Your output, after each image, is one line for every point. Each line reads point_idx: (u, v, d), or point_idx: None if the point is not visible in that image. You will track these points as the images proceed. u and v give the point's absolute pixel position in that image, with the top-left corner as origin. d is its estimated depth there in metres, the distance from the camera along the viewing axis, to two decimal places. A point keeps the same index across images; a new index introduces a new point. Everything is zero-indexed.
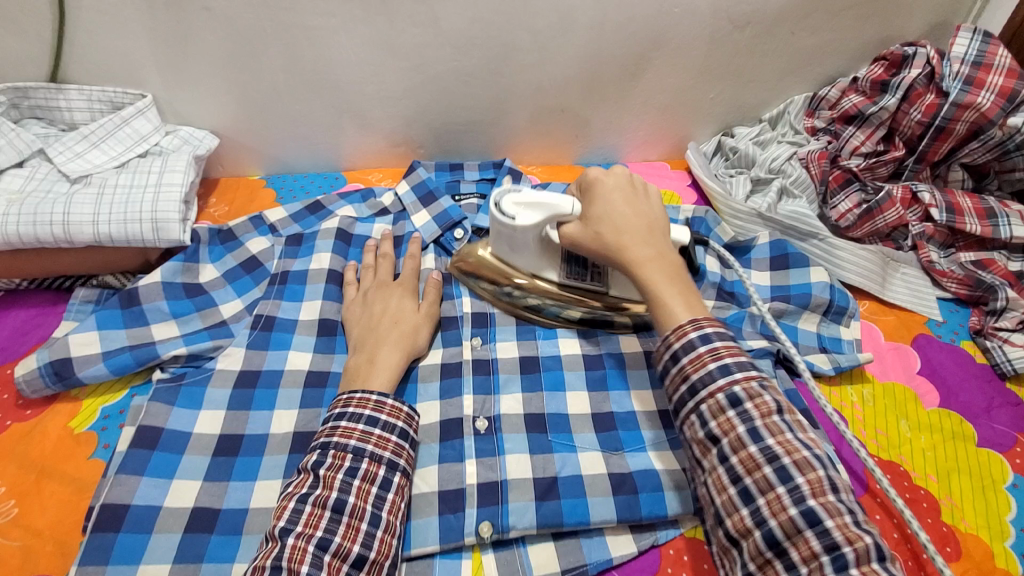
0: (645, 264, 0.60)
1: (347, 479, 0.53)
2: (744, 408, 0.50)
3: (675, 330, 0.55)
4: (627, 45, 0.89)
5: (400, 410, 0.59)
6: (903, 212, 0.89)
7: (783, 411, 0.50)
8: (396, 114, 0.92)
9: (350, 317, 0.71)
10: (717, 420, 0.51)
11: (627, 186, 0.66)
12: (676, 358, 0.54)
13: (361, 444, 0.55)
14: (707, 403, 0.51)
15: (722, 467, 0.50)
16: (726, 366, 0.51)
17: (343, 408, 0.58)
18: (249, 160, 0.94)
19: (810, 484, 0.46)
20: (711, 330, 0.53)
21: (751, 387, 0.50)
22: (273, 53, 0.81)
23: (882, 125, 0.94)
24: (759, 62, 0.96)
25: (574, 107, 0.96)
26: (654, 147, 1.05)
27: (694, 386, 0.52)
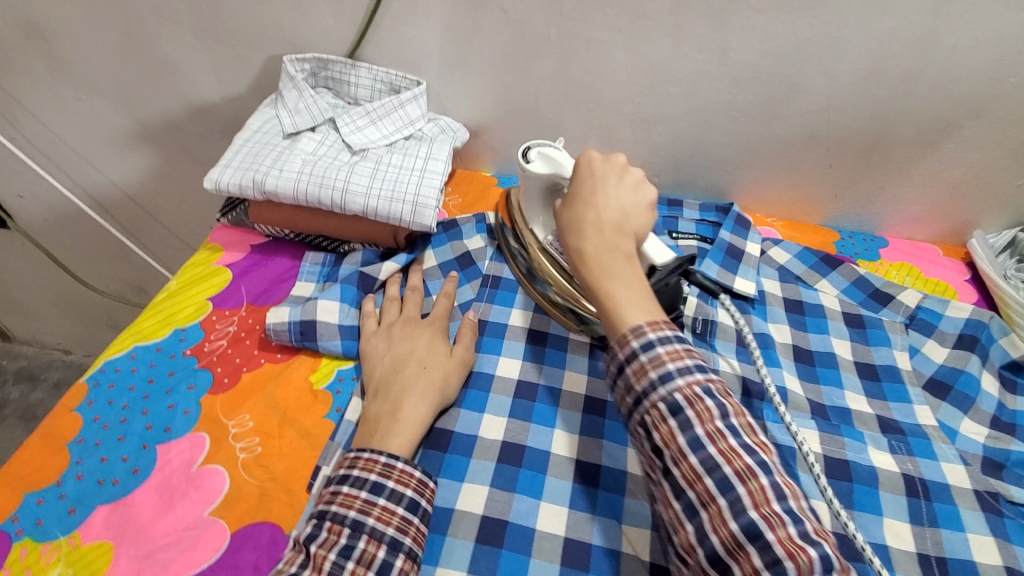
0: (594, 258, 0.58)
1: (339, 560, 0.47)
2: (684, 416, 0.46)
3: (619, 341, 0.51)
4: (938, 108, 0.76)
5: (375, 462, 0.52)
6: None
7: (729, 416, 0.46)
8: (643, 138, 0.88)
9: (368, 353, 0.64)
10: (659, 429, 0.47)
11: (614, 176, 0.64)
12: (621, 369, 0.50)
13: (360, 516, 0.49)
14: (650, 412, 0.48)
15: (666, 481, 0.46)
16: (667, 372, 0.48)
17: (347, 472, 0.52)
18: (486, 157, 0.96)
19: (751, 495, 0.42)
20: (652, 337, 0.49)
21: (692, 394, 0.47)
22: (547, 60, 0.81)
23: None
24: None
25: (843, 166, 0.85)
26: (922, 226, 0.90)
27: (638, 397, 0.49)
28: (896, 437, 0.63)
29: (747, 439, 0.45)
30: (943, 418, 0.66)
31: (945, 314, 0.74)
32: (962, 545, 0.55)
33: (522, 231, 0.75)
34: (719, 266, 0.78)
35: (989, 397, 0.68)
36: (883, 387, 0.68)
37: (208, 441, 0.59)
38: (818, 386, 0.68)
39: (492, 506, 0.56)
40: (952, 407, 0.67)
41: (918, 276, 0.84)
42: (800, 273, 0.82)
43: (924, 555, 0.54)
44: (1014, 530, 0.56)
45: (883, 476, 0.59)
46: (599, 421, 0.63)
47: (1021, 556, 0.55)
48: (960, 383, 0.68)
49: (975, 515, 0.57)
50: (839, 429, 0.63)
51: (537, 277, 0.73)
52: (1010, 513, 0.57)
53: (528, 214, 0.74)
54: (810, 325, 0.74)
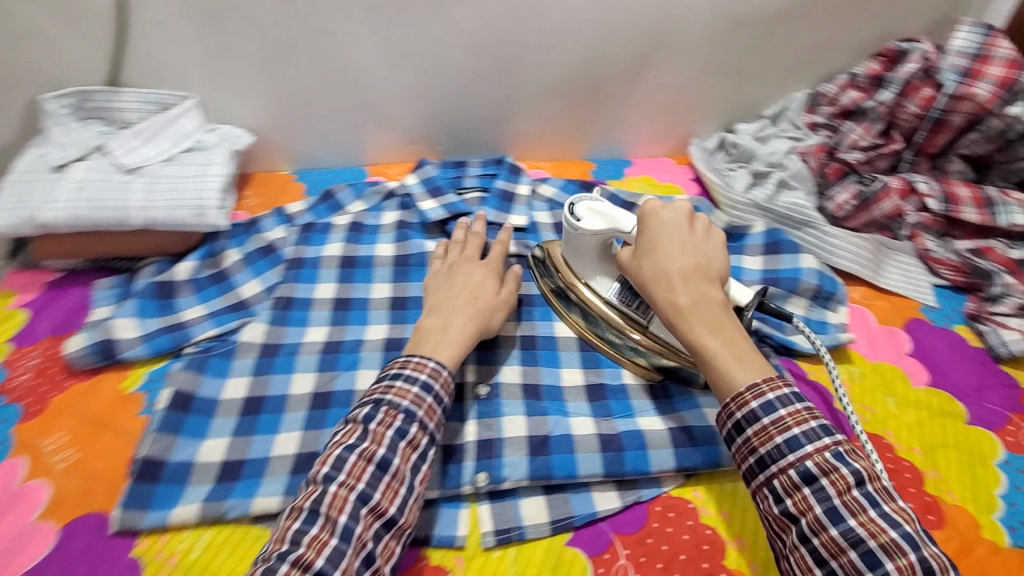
0: (689, 312, 0.59)
1: (394, 437, 0.56)
2: (819, 484, 0.50)
3: (735, 398, 0.54)
4: (631, 46, 0.95)
5: (424, 364, 0.62)
6: (899, 202, 0.90)
7: (865, 482, 0.50)
8: (413, 112, 0.99)
9: (432, 284, 0.75)
10: (793, 498, 0.51)
11: (684, 222, 0.65)
12: (741, 429, 0.54)
13: (413, 406, 0.58)
14: (779, 478, 0.52)
15: (805, 549, 0.49)
16: (770, 406, 0.53)
17: (382, 395, 0.59)
18: (279, 157, 1.02)
19: (900, 571, 0.46)
20: (773, 398, 0.53)
21: (824, 461, 0.50)
22: (303, 57, 0.90)
23: (879, 119, 0.97)
24: (759, 61, 1.00)
25: (581, 105, 1.02)
26: (657, 144, 1.10)
27: (763, 459, 0.53)
28: None
29: (886, 508, 0.48)
30: None
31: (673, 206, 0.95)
32: None
33: (577, 286, 0.74)
34: (495, 210, 0.94)
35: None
36: None
37: (25, 463, 0.62)
38: None
39: (305, 443, 0.64)
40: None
41: (653, 183, 1.04)
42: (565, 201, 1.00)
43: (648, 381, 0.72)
44: None
45: None
46: (396, 355, 0.74)
47: None
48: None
49: None
50: None
51: (569, 297, 0.77)
52: None
53: (579, 267, 0.74)
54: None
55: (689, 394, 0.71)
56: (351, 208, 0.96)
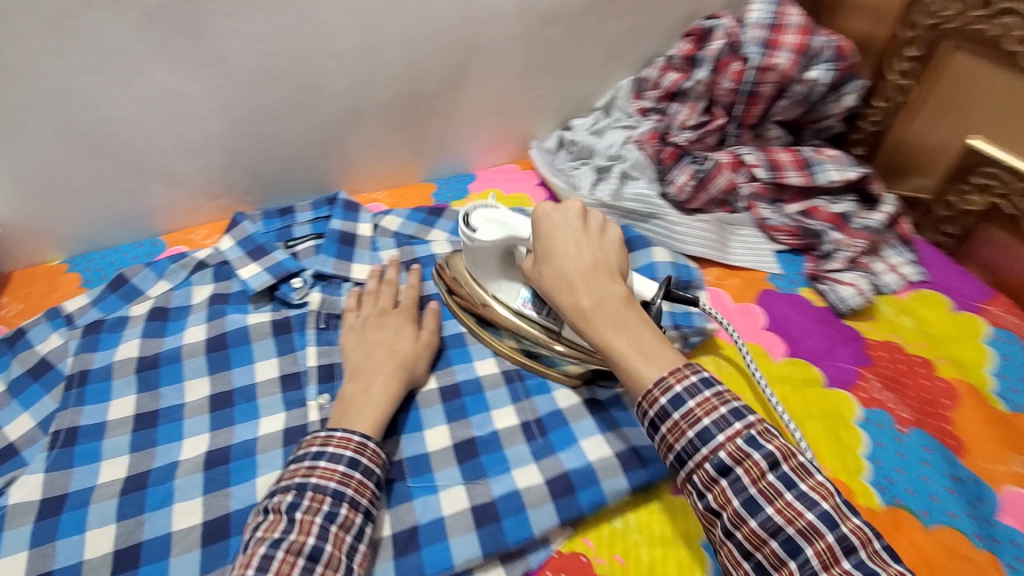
0: (592, 312, 0.57)
1: (324, 522, 0.50)
2: (735, 475, 0.48)
3: (645, 396, 0.52)
4: (443, 57, 0.88)
5: (349, 439, 0.56)
6: (731, 177, 0.92)
7: (780, 464, 0.47)
8: (209, 164, 0.84)
9: (346, 343, 0.69)
10: (713, 493, 0.49)
11: (576, 219, 0.63)
12: (655, 428, 0.51)
13: (340, 486, 0.53)
14: (698, 474, 0.49)
15: (730, 544, 0.48)
16: (706, 428, 0.49)
17: (323, 447, 0.55)
18: (44, 245, 0.82)
19: (819, 556, 0.44)
20: (680, 389, 0.51)
21: (736, 449, 0.48)
22: (38, 123, 0.71)
23: (700, 98, 0.98)
24: (578, 54, 0.98)
25: (406, 125, 0.94)
26: (498, 151, 1.05)
27: (681, 455, 0.50)
28: None
29: (804, 487, 0.47)
30: None
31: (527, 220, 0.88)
32: (550, 400, 0.69)
33: (488, 303, 0.72)
34: (333, 258, 0.82)
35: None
36: None
37: None
38: None
39: None
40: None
41: (500, 196, 0.98)
42: (413, 232, 0.90)
43: (523, 422, 0.67)
44: None
45: (486, 379, 0.71)
46: (223, 470, 0.61)
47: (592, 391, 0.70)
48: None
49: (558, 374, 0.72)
50: (450, 358, 0.73)
51: (488, 321, 0.74)
52: None
53: (487, 281, 0.72)
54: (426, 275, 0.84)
55: (564, 426, 0.66)
56: (151, 291, 0.75)
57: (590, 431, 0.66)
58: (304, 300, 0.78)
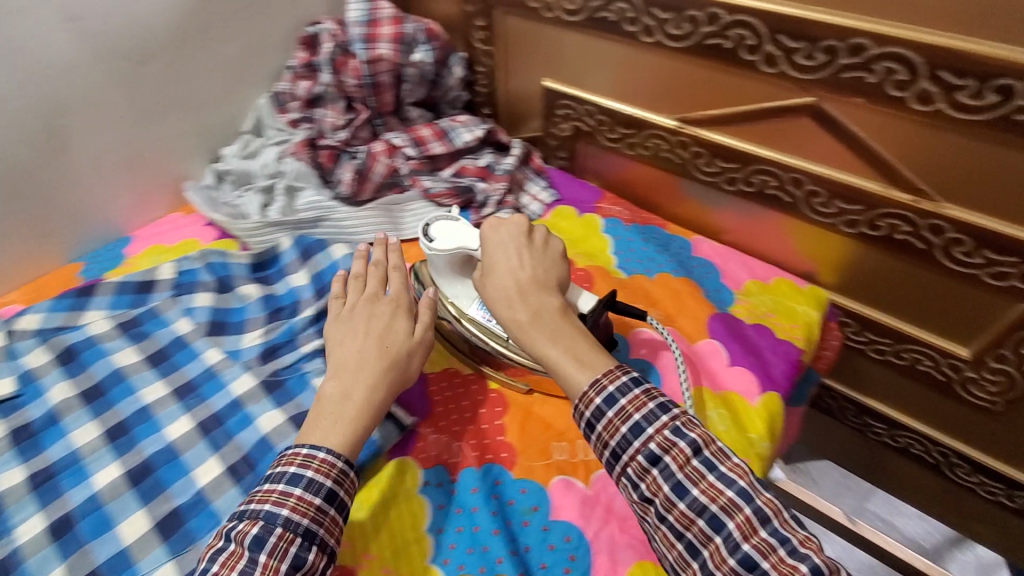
0: (530, 326, 0.62)
1: (288, 569, 0.51)
2: (664, 462, 0.53)
3: (582, 398, 0.57)
4: (25, 123, 0.81)
5: (332, 466, 0.57)
6: (388, 162, 1.01)
7: (701, 449, 0.53)
8: None
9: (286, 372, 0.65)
10: (646, 482, 0.54)
11: (517, 234, 0.70)
12: (593, 428, 0.56)
13: (313, 523, 0.54)
14: (632, 466, 0.54)
15: (664, 526, 0.53)
16: (637, 423, 0.54)
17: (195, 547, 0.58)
18: None
19: (739, 527, 0.50)
20: (613, 389, 0.56)
21: (665, 440, 0.53)
22: None
23: (338, 98, 1.04)
24: (197, 85, 0.97)
25: (16, 205, 0.84)
26: (156, 201, 0.99)
27: (616, 451, 0.55)
28: (190, 396, 0.73)
29: (723, 470, 0.52)
30: (228, 347, 0.78)
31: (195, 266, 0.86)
32: (253, 432, 0.69)
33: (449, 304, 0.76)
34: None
35: (255, 305, 0.83)
36: (174, 360, 0.76)
37: None
38: (113, 410, 0.71)
39: None
40: (232, 336, 0.80)
41: (163, 250, 0.93)
42: (63, 322, 0.80)
43: (228, 467, 0.66)
44: (292, 385, 0.73)
45: (179, 440, 0.68)
46: None
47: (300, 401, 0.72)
48: (230, 315, 0.82)
49: (258, 404, 0.71)
50: (135, 436, 0.69)
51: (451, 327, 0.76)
52: (286, 375, 0.74)
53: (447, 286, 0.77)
54: (88, 360, 0.76)
55: (270, 451, 0.67)
56: None
57: (297, 446, 0.67)
58: None
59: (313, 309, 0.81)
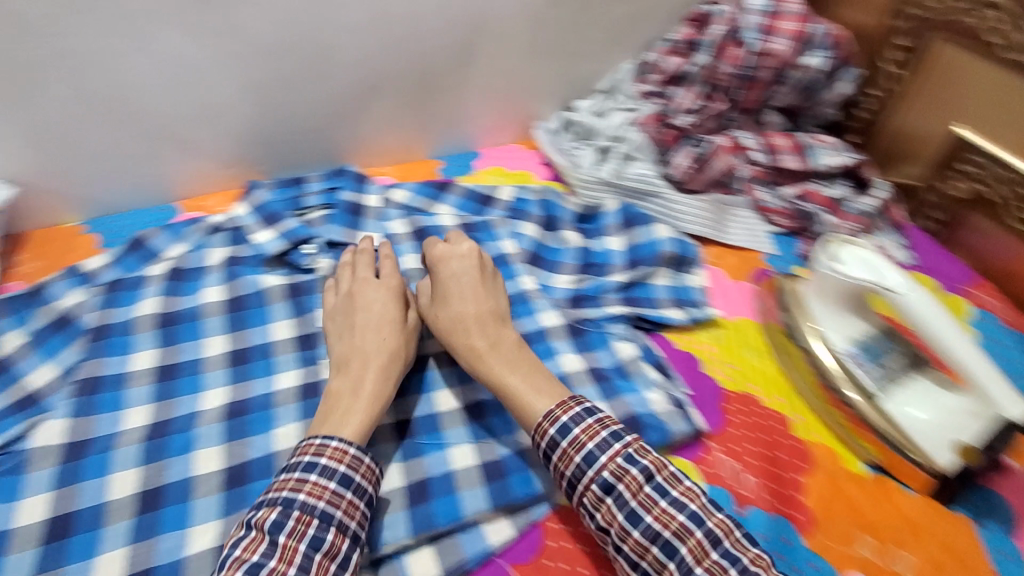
0: None
1: (309, 550, 0.53)
2: (616, 491, 0.56)
3: (537, 429, 0.61)
4: (452, 34, 0.89)
5: (373, 471, 0.60)
6: (731, 159, 0.95)
7: (654, 476, 0.56)
8: (220, 133, 0.86)
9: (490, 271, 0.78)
10: (601, 511, 0.57)
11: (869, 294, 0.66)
12: (548, 456, 0.60)
13: (329, 507, 0.55)
14: (587, 494, 0.57)
15: (619, 557, 0.56)
16: (590, 450, 0.58)
17: (315, 458, 0.58)
18: (60, 206, 0.84)
19: (691, 551, 0.53)
20: (567, 419, 0.60)
21: (616, 467, 0.57)
22: (57, 84, 0.73)
23: (702, 82, 1.01)
24: (585, 36, 0.98)
25: (413, 101, 0.95)
26: (504, 130, 1.06)
27: (572, 480, 0.58)
28: None
29: (675, 495, 0.55)
30: (541, 280, 0.84)
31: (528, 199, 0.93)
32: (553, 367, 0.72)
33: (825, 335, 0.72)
34: (342, 228, 0.86)
35: (573, 253, 0.87)
36: None
37: None
38: None
39: (133, 561, 0.56)
40: (546, 272, 0.85)
41: (502, 173, 1.00)
42: (421, 205, 0.93)
43: None
44: (593, 339, 0.75)
45: None
46: (242, 421, 0.66)
47: (598, 357, 0.74)
48: (547, 253, 0.87)
49: (562, 343, 0.75)
50: None
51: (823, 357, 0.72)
52: (590, 328, 0.76)
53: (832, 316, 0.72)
54: (434, 244, 0.86)
55: None
56: (168, 253, 0.80)
57: (591, 397, 0.69)
58: (316, 266, 0.82)
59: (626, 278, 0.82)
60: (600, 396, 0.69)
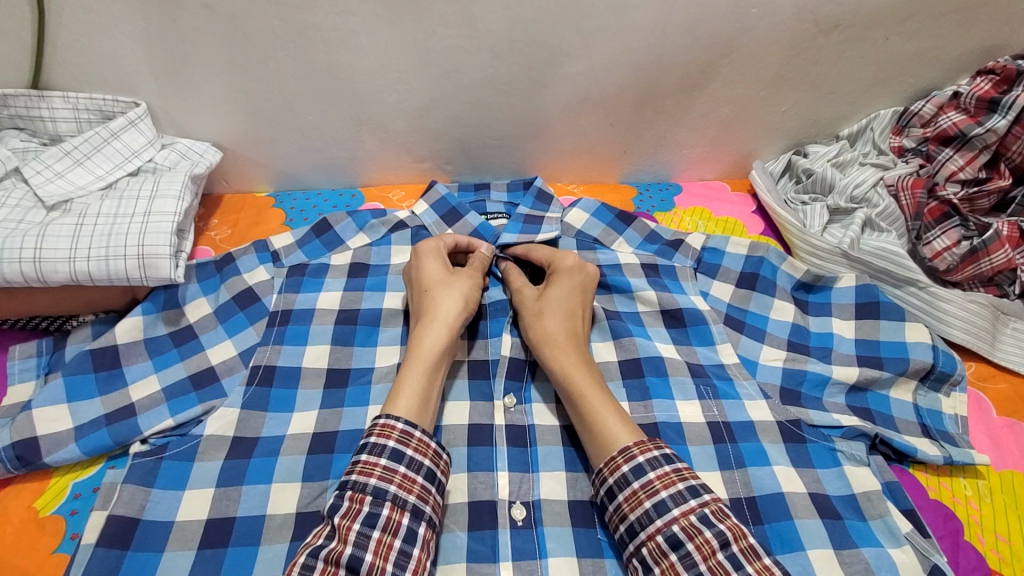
0: None
1: (364, 529, 0.46)
2: (685, 550, 0.46)
3: (608, 463, 0.52)
4: (692, 52, 0.76)
5: (428, 445, 0.53)
6: (1011, 254, 0.75)
7: (729, 544, 0.45)
8: (420, 126, 0.80)
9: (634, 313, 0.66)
10: (660, 566, 0.46)
11: None
12: (612, 495, 0.51)
13: (381, 483, 0.49)
14: (648, 545, 0.47)
15: None
16: (696, 487, 0.49)
17: (365, 440, 0.52)
18: (256, 176, 0.84)
19: None
20: (643, 460, 0.50)
21: (689, 525, 0.47)
22: (281, 57, 0.70)
23: (986, 149, 0.81)
24: (844, 74, 0.82)
25: (625, 121, 0.83)
26: (712, 165, 0.92)
27: (633, 527, 0.49)
28: (703, 382, 0.65)
29: (751, 570, 0.44)
30: (743, 352, 0.69)
31: (727, 251, 0.75)
32: (769, 478, 0.58)
33: None
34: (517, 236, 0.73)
35: (779, 324, 0.70)
36: (688, 333, 0.70)
37: None
38: (633, 341, 0.68)
39: None
40: (749, 339, 0.70)
41: (709, 217, 0.87)
42: (599, 235, 0.78)
43: (734, 500, 0.56)
44: (814, 451, 0.60)
45: (689, 429, 0.61)
46: None
47: (822, 478, 0.59)
48: (749, 319, 0.71)
49: (777, 447, 0.60)
50: (648, 388, 0.64)
51: None
52: (810, 436, 0.61)
53: None
54: (615, 286, 0.73)
55: (786, 520, 0.55)
56: (351, 242, 0.73)
57: (820, 539, 0.54)
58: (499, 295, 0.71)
59: (852, 381, 0.65)
60: (830, 540, 0.54)
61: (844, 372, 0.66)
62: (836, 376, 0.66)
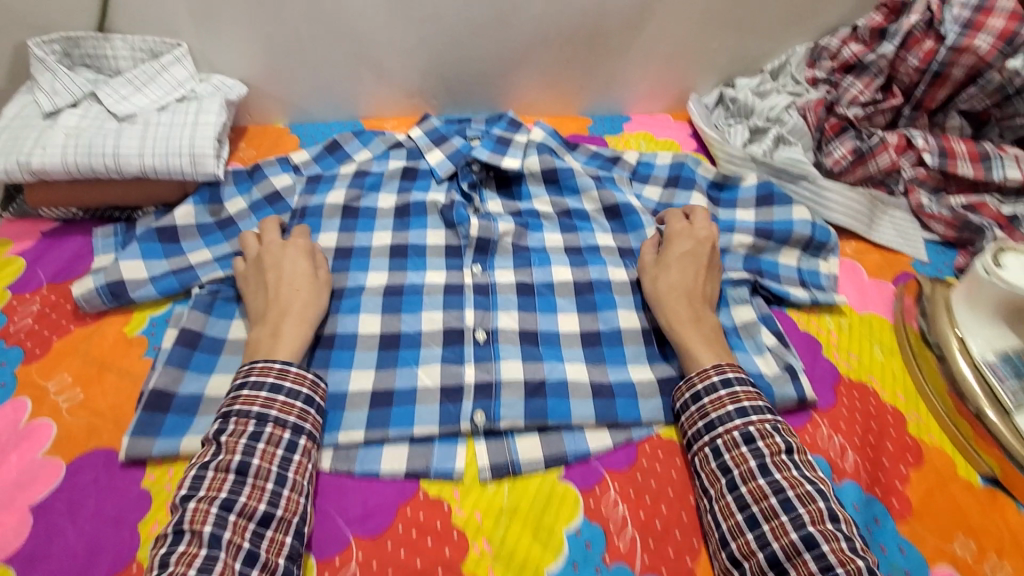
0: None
1: (252, 441, 0.55)
2: (756, 443, 0.58)
3: (700, 372, 0.64)
4: None
5: (304, 377, 0.61)
6: (896, 157, 0.91)
7: (792, 451, 0.58)
8: (409, 65, 0.97)
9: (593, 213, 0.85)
10: (732, 453, 0.58)
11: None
12: (698, 397, 0.63)
13: (264, 408, 0.57)
14: (724, 437, 0.59)
15: (732, 495, 0.56)
16: (744, 409, 0.60)
17: (245, 378, 0.60)
18: (275, 109, 1.01)
19: (809, 514, 0.53)
20: (732, 375, 0.62)
21: (763, 428, 0.59)
22: (296, 3, 0.87)
23: (881, 74, 0.95)
24: (761, 13, 0.98)
25: (579, 58, 1.00)
26: (658, 99, 1.09)
27: (712, 422, 0.60)
28: (630, 259, 0.82)
29: (807, 471, 0.56)
30: None
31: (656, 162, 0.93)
32: None
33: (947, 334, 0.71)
34: (488, 152, 0.89)
35: (695, 211, 0.87)
36: (624, 223, 0.86)
37: (30, 403, 0.64)
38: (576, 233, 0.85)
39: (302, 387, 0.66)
40: None
41: (651, 139, 1.04)
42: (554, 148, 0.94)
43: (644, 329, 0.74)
44: None
45: (617, 285, 0.78)
46: (397, 299, 0.75)
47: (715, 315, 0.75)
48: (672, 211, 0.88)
49: None
50: (586, 260, 0.81)
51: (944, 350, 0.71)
52: None
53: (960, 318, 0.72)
54: (565, 189, 0.89)
55: None
56: (357, 156, 0.91)
57: None
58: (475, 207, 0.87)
59: (745, 249, 0.82)
60: None
61: (741, 240, 0.83)
62: (732, 245, 0.83)
